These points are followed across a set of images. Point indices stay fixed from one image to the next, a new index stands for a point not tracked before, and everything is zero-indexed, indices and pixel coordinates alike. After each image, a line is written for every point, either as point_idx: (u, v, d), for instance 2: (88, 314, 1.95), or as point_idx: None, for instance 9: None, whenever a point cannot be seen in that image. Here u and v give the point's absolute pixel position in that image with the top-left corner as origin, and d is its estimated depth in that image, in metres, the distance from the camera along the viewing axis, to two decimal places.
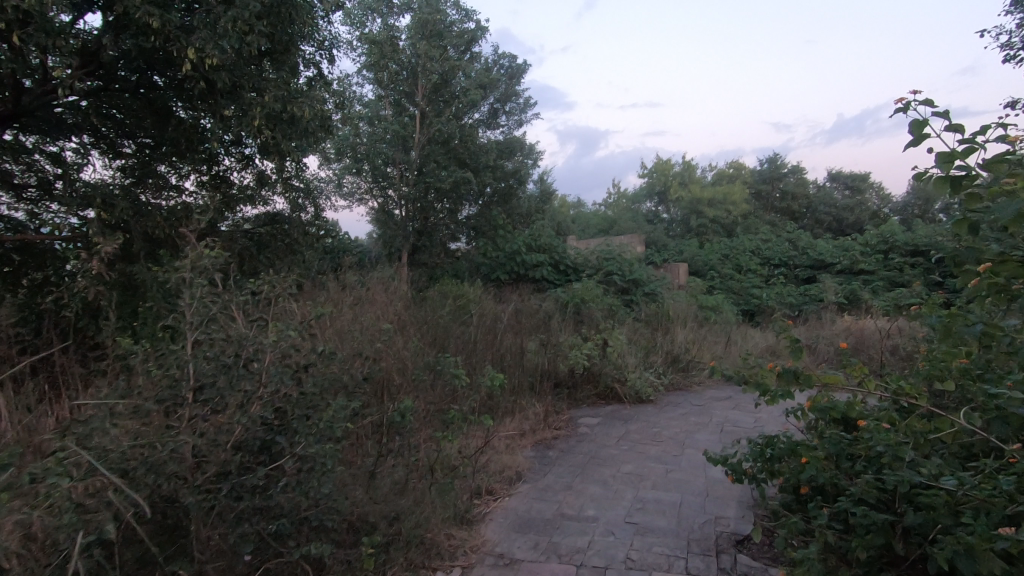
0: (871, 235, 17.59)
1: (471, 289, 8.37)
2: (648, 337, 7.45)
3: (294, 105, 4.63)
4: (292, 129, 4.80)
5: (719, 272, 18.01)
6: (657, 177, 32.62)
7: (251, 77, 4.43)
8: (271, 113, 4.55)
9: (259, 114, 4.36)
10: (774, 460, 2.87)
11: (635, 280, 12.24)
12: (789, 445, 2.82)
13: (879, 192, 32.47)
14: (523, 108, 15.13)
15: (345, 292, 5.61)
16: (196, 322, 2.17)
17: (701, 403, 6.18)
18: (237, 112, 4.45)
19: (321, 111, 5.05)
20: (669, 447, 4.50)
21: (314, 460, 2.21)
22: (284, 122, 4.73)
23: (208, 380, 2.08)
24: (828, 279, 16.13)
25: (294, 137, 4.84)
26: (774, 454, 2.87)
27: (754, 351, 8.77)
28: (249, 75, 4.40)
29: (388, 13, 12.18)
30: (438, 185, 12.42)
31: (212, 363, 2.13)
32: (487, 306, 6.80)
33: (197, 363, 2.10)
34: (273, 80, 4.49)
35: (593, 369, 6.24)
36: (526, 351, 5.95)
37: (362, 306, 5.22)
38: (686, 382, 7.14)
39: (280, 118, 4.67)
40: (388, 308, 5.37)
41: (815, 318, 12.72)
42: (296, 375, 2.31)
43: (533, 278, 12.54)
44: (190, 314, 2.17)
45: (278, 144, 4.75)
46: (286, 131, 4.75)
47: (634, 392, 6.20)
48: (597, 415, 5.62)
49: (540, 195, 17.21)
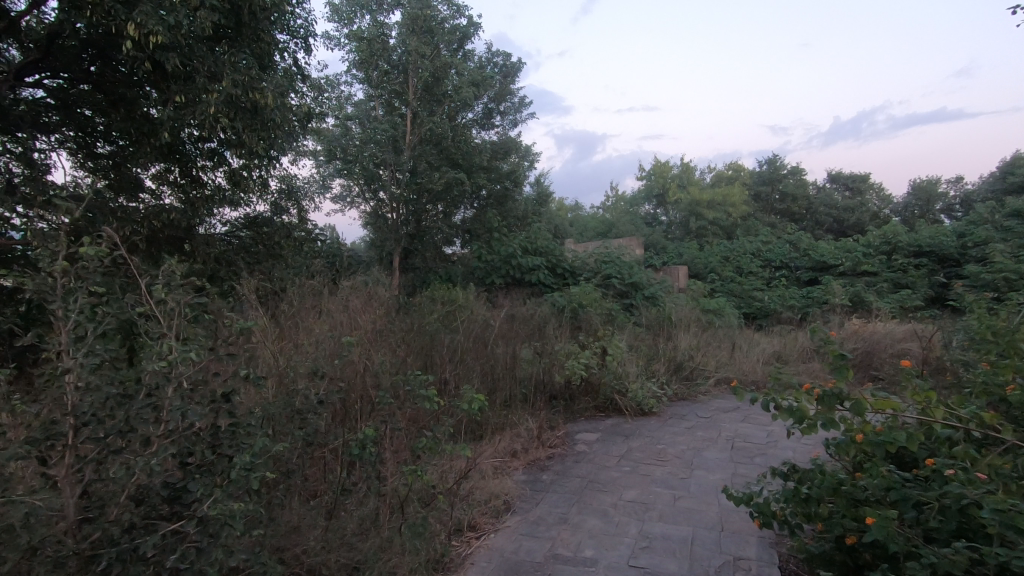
0: (874, 236, 17.23)
1: (462, 294, 7.93)
2: (649, 343, 7.01)
3: (255, 91, 4.19)
4: (258, 120, 4.37)
5: (719, 274, 17.62)
6: (655, 179, 32.30)
7: (208, 62, 4.03)
8: (231, 101, 4.13)
9: (216, 100, 3.93)
10: (811, 502, 2.44)
11: (634, 283, 11.83)
12: (827, 483, 2.41)
13: (880, 192, 32.13)
14: (518, 108, 14.75)
15: (322, 299, 5.19)
16: (72, 341, 1.77)
17: (707, 415, 5.74)
18: (190, 99, 4.02)
19: (289, 100, 4.62)
20: (676, 468, 4.06)
21: (222, 521, 1.78)
22: (246, 111, 4.29)
23: (89, 418, 1.71)
24: (832, 281, 15.73)
25: (257, 129, 4.41)
26: (810, 494, 2.45)
27: (761, 357, 8.35)
28: (205, 60, 4.00)
29: (378, 9, 11.81)
30: (430, 186, 12.01)
31: (93, 396, 1.73)
32: (477, 312, 6.38)
33: (71, 396, 1.72)
34: (231, 64, 4.08)
35: (591, 380, 5.81)
36: (519, 362, 5.52)
37: (337, 314, 4.79)
38: (691, 391, 6.71)
39: (242, 106, 4.24)
40: (367, 316, 4.94)
41: (819, 322, 12.31)
42: (210, 409, 1.89)
43: (529, 282, 12.11)
44: (61, 332, 1.77)
45: (242, 137, 4.32)
46: (247, 122, 4.32)
47: (635, 404, 5.75)
48: (596, 430, 5.17)
49: (537, 196, 16.79)
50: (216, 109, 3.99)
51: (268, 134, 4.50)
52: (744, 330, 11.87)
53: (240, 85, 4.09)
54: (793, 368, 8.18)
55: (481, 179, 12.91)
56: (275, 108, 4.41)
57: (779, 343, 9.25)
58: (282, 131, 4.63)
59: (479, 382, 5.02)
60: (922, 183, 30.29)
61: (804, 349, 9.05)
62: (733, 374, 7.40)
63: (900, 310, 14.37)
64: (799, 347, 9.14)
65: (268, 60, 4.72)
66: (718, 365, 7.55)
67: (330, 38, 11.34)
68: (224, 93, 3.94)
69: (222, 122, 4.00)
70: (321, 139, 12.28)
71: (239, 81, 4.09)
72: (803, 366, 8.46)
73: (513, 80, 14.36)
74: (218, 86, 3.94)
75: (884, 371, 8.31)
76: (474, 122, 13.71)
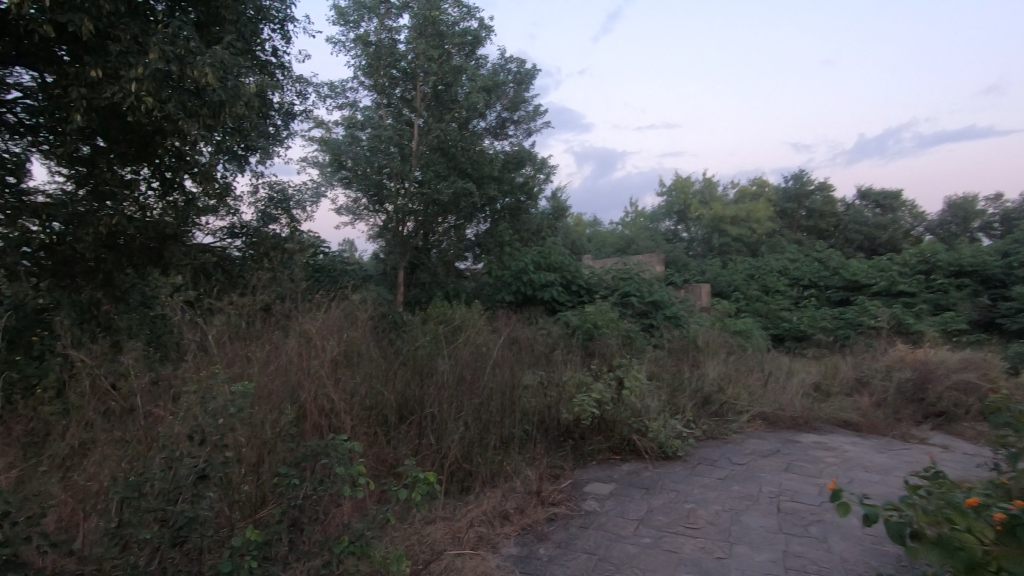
0: (910, 254, 16.10)
1: (462, 313, 7.19)
2: (672, 372, 6.16)
3: (189, 67, 4.05)
4: (197, 103, 4.25)
5: (745, 293, 16.66)
6: (676, 196, 31.50)
7: (133, 34, 4.01)
8: (160, 77, 4.04)
9: (142, 73, 3.88)
10: None
11: (654, 302, 10.96)
12: None
13: (913, 209, 30.66)
14: (533, 116, 14.04)
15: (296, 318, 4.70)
16: None
17: (743, 462, 4.86)
18: (109, 72, 4.00)
19: (240, 84, 4.39)
20: (709, 542, 3.21)
21: None
22: (186, 92, 4.20)
23: None
24: (867, 302, 14.66)
25: (198, 114, 4.24)
26: None
27: (800, 387, 7.38)
28: (130, 30, 3.98)
29: (386, 13, 11.31)
30: (437, 197, 11.37)
31: None
32: (475, 335, 5.64)
33: None
34: (160, 35, 3.99)
35: (605, 415, 4.93)
36: (518, 394, 4.71)
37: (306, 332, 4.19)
38: (723, 430, 5.79)
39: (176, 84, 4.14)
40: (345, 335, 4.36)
41: (858, 347, 11.28)
42: None
43: (541, 299, 11.29)
44: None
45: (175, 120, 4.19)
46: (184, 101, 4.18)
47: (657, 446, 4.88)
48: (609, 480, 4.32)
49: (553, 210, 16.03)
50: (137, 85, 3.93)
51: (211, 118, 4.36)
52: (774, 354, 10.91)
53: (171, 57, 3.99)
54: (837, 402, 7.22)
55: (491, 190, 12.20)
56: (217, 89, 4.24)
57: (818, 372, 8.29)
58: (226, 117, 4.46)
59: (469, 418, 4.26)
60: (957, 200, 28.88)
61: (847, 378, 8.05)
62: (768, 409, 6.47)
63: (945, 334, 13.21)
64: (841, 377, 8.14)
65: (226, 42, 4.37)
66: (752, 398, 6.63)
67: (336, 41, 10.90)
68: (148, 66, 3.87)
69: (144, 97, 3.91)
70: (326, 149, 11.80)
71: (169, 53, 3.98)
72: (848, 399, 7.48)
73: (527, 86, 13.71)
74: (143, 58, 3.89)
75: (943, 406, 7.26)
76: (486, 131, 13.14)
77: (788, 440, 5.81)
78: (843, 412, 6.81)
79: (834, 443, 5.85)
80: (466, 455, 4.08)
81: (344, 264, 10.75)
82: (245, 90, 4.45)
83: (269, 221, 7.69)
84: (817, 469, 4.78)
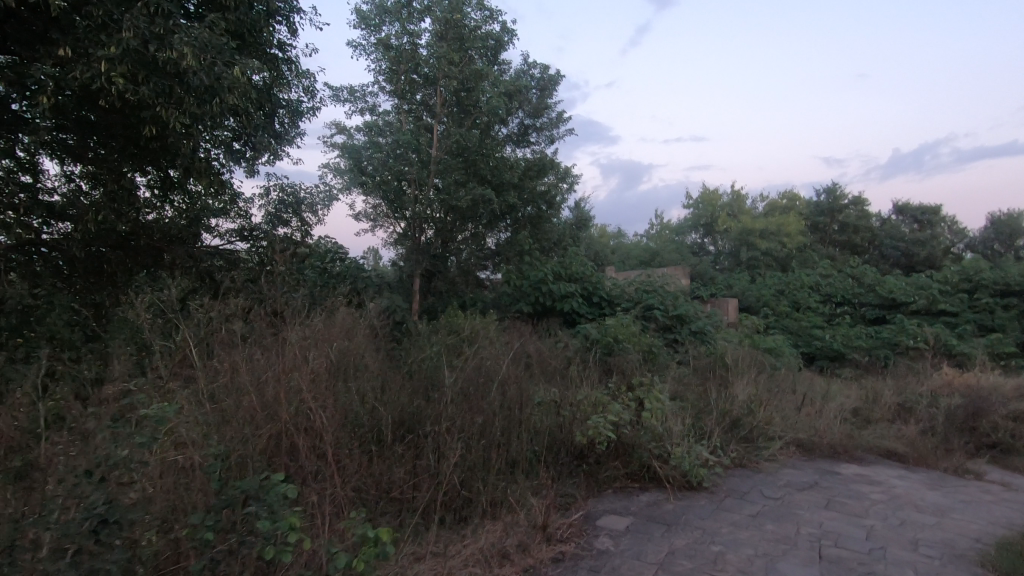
0: (952, 272, 15.24)
1: (475, 323, 6.86)
2: (697, 392, 5.72)
3: (166, 48, 4.02)
4: (175, 85, 4.21)
5: (774, 309, 15.96)
6: (704, 208, 30.78)
7: (108, 11, 4.01)
8: (138, 60, 4.05)
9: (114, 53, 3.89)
10: None
11: (679, 316, 10.45)
12: None
13: (953, 225, 29.35)
14: (556, 123, 13.71)
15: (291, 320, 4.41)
16: None
17: (776, 496, 4.37)
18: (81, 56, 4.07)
19: (224, 68, 4.24)
20: None
21: None
22: (162, 72, 4.15)
23: None
24: (906, 321, 13.85)
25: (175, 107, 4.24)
26: None
27: (838, 411, 6.81)
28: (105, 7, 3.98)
29: (408, 17, 11.16)
30: (455, 203, 11.12)
31: None
32: (485, 346, 5.28)
33: None
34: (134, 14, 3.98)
35: (622, 438, 4.50)
36: (525, 413, 4.33)
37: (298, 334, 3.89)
38: (754, 457, 5.30)
39: (152, 65, 4.12)
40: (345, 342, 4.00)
41: (897, 369, 10.59)
42: None
43: (561, 310, 10.86)
44: None
45: (152, 102, 4.16)
46: (158, 80, 4.15)
47: (680, 475, 4.42)
48: (625, 513, 3.88)
49: (576, 220, 15.64)
50: (107, 67, 3.96)
51: (192, 102, 4.30)
52: (806, 374, 10.29)
53: (147, 36, 4.00)
54: (879, 429, 6.62)
55: (511, 198, 11.89)
56: (197, 70, 4.17)
57: (858, 396, 7.68)
58: (210, 104, 4.39)
59: (471, 439, 3.85)
60: (1002, 216, 27.53)
61: (890, 403, 7.43)
62: (804, 435, 5.94)
63: (992, 357, 12.35)
64: (882, 401, 7.53)
65: (213, 28, 4.32)
66: (785, 422, 6.09)
67: (357, 45, 10.79)
68: (120, 44, 3.89)
69: (114, 77, 3.92)
70: (345, 154, 11.68)
71: (145, 32, 3.99)
72: (890, 426, 6.88)
73: (551, 93, 13.40)
74: (116, 38, 3.91)
75: (999, 437, 6.59)
76: (508, 138, 12.86)
77: (826, 472, 5.27)
78: (886, 440, 6.23)
79: (878, 476, 5.29)
80: (465, 479, 3.69)
81: (359, 270, 10.53)
82: (234, 74, 4.28)
83: (278, 224, 7.57)
84: (860, 507, 4.25)
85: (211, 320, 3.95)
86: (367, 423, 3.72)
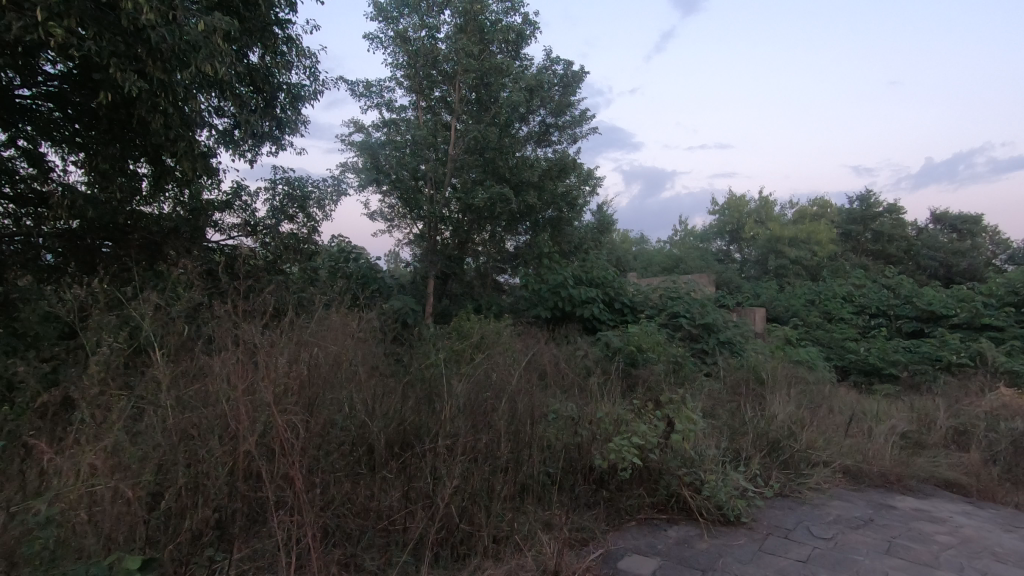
0: (997, 285, 14.30)
1: (489, 328, 6.36)
2: (729, 413, 5.18)
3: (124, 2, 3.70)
4: (136, 45, 3.96)
5: (805, 320, 15.17)
6: (730, 215, 29.88)
7: None
8: (88, 12, 3.78)
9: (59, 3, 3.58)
10: None
11: (707, 326, 9.82)
12: None
13: (995, 236, 27.97)
14: (579, 122, 13.21)
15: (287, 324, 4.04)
16: None
17: (828, 536, 3.77)
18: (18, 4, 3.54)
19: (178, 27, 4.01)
20: None
21: None
22: (110, 24, 3.92)
23: None
24: (948, 335, 12.98)
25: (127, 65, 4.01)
26: None
27: (889, 433, 6.13)
28: None
29: (426, 9, 10.81)
30: (472, 202, 10.68)
31: None
32: (497, 354, 4.82)
33: None
34: None
35: (647, 462, 3.96)
36: (538, 432, 3.84)
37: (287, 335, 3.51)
38: (797, 486, 4.69)
39: (104, 18, 3.88)
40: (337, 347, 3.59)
41: (943, 388, 9.80)
42: None
43: (580, 316, 10.27)
44: None
45: (105, 63, 3.86)
46: (110, 35, 3.87)
47: (715, 507, 3.85)
48: (652, 555, 3.32)
49: (598, 224, 15.12)
50: (46, 18, 3.56)
51: (156, 67, 4.03)
52: (843, 390, 9.58)
53: None
54: (935, 456, 5.92)
55: (530, 197, 11.42)
56: (159, 28, 3.88)
57: (906, 418, 6.98)
58: (179, 72, 4.15)
59: (472, 461, 3.35)
60: None
61: (944, 426, 6.71)
62: (852, 462, 5.29)
63: None
64: (933, 423, 6.82)
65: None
66: (830, 446, 5.45)
67: (373, 37, 10.47)
68: None
69: (53, 29, 3.50)
70: (360, 150, 11.34)
71: None
72: (946, 452, 6.18)
73: (573, 90, 12.90)
74: None
75: None
76: (528, 137, 12.42)
77: (880, 505, 4.63)
78: (944, 469, 5.55)
79: (941, 512, 4.63)
80: (467, 510, 3.16)
81: (372, 271, 10.15)
82: (201, 38, 4.08)
83: (283, 218, 7.24)
84: (928, 553, 3.64)
85: (186, 311, 3.58)
86: (357, 439, 3.27)
